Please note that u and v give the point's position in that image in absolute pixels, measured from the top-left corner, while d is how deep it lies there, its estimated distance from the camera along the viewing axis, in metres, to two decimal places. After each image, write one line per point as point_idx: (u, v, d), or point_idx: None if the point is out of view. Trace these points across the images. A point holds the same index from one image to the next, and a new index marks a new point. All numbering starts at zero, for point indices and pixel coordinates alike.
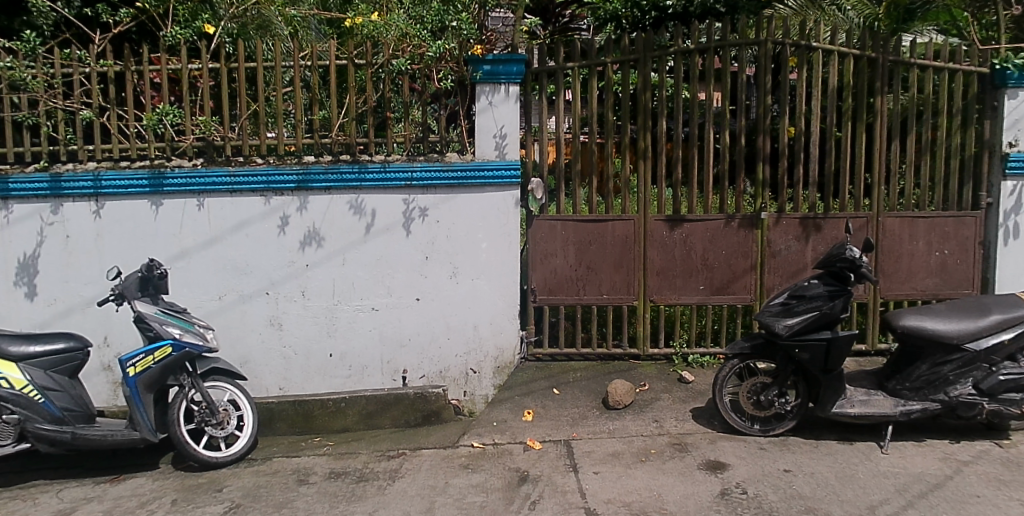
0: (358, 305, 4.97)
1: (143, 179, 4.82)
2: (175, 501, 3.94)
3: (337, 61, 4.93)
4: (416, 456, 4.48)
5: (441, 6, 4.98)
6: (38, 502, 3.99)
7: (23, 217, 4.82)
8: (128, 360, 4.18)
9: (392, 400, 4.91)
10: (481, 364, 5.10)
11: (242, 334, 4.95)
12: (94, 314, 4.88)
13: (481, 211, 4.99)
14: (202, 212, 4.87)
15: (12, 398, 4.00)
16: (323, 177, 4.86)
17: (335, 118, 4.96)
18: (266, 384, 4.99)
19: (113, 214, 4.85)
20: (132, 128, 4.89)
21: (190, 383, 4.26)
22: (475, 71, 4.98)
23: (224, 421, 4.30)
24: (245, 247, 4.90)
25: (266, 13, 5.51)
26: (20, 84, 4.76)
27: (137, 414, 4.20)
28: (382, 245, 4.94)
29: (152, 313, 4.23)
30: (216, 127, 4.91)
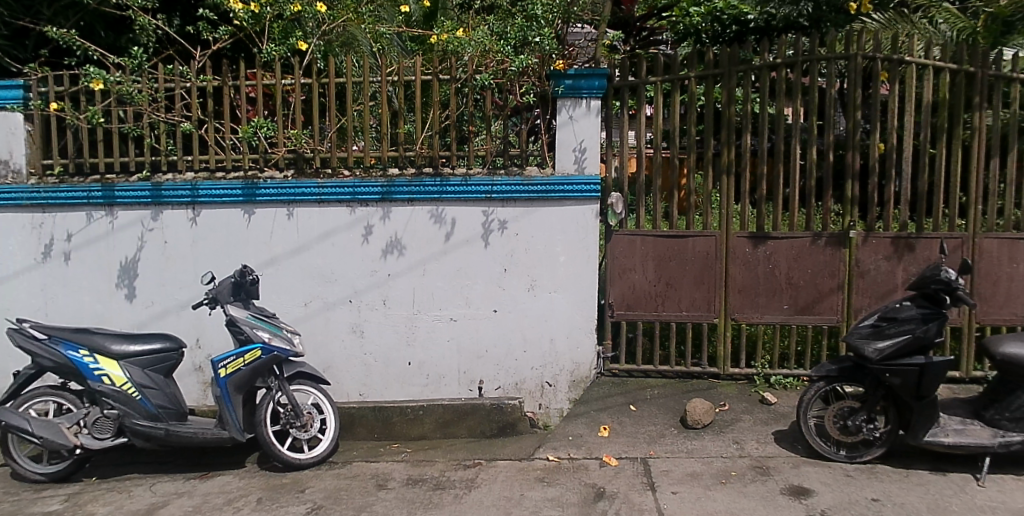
0: (437, 315, 5.04)
1: (237, 189, 5.02)
2: (260, 500, 4.06)
3: (423, 76, 5.03)
4: (491, 466, 4.50)
5: (525, 22, 5.04)
6: (133, 495, 4.17)
7: (127, 223, 5.10)
8: (220, 361, 4.35)
9: (469, 410, 4.95)
10: (557, 377, 5.08)
11: (326, 340, 5.09)
12: (188, 317, 5.10)
13: (561, 224, 4.98)
14: (291, 221, 5.04)
15: (112, 394, 4.23)
16: (407, 189, 4.97)
17: (420, 132, 5.05)
18: (347, 390, 5.11)
19: (208, 221, 5.07)
20: (228, 140, 5.12)
21: (277, 386, 4.39)
22: (557, 86, 4.95)
23: (308, 424, 4.41)
24: (331, 256, 5.04)
25: (351, 31, 5.72)
26: (127, 97, 5.04)
27: (227, 414, 4.36)
28: (462, 256, 5.00)
29: (243, 317, 4.39)
30: (307, 140, 5.08)
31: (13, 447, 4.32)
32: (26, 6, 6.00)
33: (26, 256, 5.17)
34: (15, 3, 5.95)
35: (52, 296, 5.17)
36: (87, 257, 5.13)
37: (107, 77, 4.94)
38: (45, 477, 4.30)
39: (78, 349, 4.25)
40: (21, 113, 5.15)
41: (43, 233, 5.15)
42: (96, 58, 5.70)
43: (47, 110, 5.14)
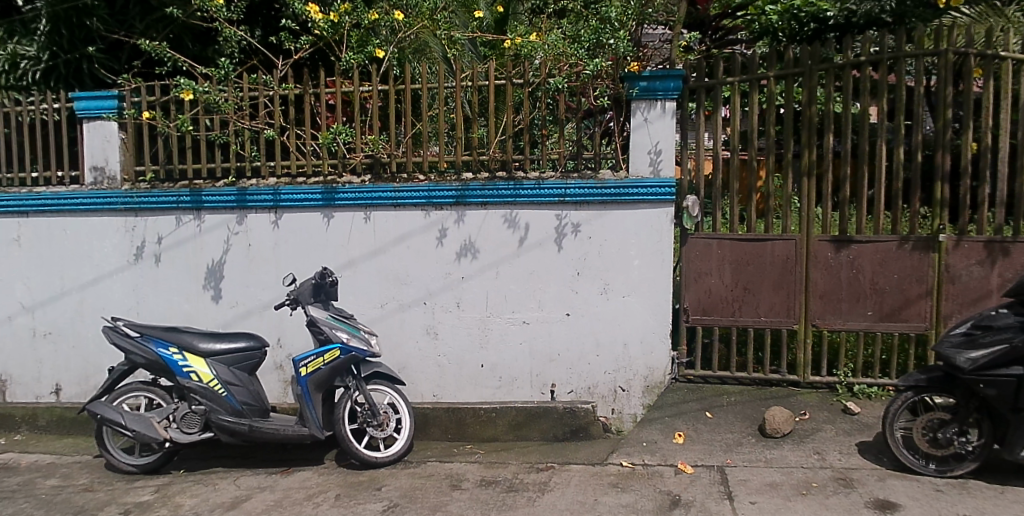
0: (510, 318, 5.06)
1: (317, 193, 5.16)
2: (338, 496, 4.14)
3: (497, 81, 5.06)
4: (564, 470, 4.48)
5: (598, 25, 5.02)
6: (219, 488, 4.32)
7: (213, 226, 5.30)
8: (301, 360, 4.48)
9: (542, 413, 4.95)
10: (631, 382, 5.02)
11: (401, 341, 5.17)
12: (270, 317, 5.26)
13: (635, 227, 4.92)
14: (368, 225, 5.14)
15: (200, 391, 4.40)
16: (480, 193, 5.00)
17: (494, 136, 5.07)
18: (421, 390, 5.18)
19: (290, 225, 5.22)
20: (309, 146, 5.26)
21: (355, 385, 4.49)
22: (632, 88, 4.90)
23: (384, 423, 4.49)
24: (407, 259, 5.12)
25: (424, 38, 5.80)
26: (214, 106, 5.24)
27: (308, 412, 4.47)
28: (535, 259, 5.01)
29: (323, 317, 4.50)
30: (384, 145, 5.16)
31: (108, 439, 4.54)
32: (120, 21, 6.34)
33: (120, 257, 5.44)
34: (110, 18, 6.29)
35: (144, 297, 5.42)
36: (176, 259, 5.36)
37: (197, 87, 5.16)
38: (137, 469, 4.50)
39: (168, 347, 4.44)
40: (115, 122, 5.41)
41: (136, 236, 5.41)
42: (185, 69, 5.93)
43: (139, 119, 5.39)
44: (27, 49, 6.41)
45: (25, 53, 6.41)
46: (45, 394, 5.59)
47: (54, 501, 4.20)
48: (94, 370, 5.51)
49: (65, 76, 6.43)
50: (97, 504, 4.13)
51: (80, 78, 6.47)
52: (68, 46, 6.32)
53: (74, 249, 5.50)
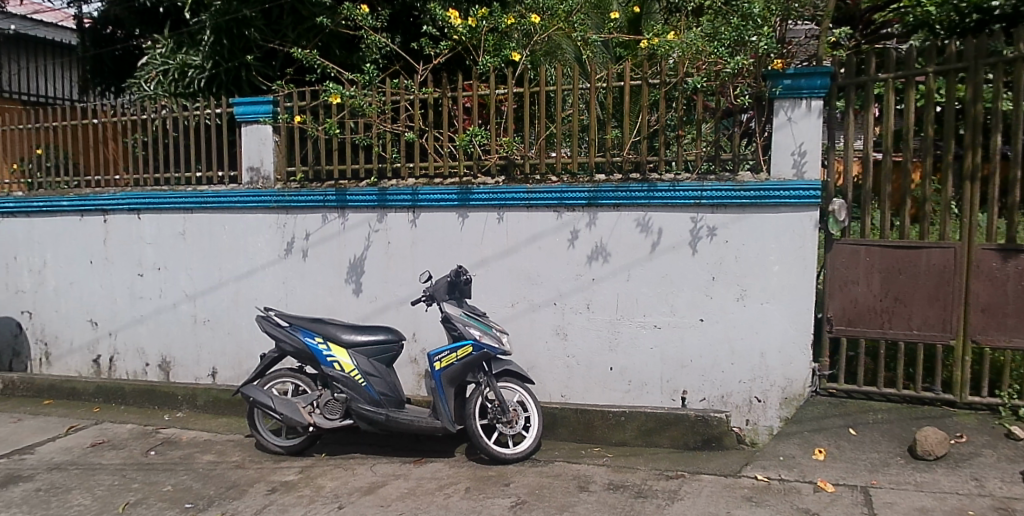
0: (640, 321, 4.99)
1: (453, 194, 5.29)
2: (468, 489, 4.22)
3: (632, 81, 4.99)
4: (695, 480, 4.36)
5: (739, 22, 4.78)
6: (356, 473, 4.51)
7: (356, 224, 5.57)
8: (436, 354, 4.61)
9: (672, 420, 4.84)
10: (767, 393, 4.83)
11: (531, 340, 5.22)
12: (406, 313, 5.45)
13: (775, 231, 4.71)
14: (501, 225, 5.23)
15: (341, 379, 4.63)
16: (614, 195, 4.96)
17: (628, 137, 5.00)
18: (549, 390, 5.22)
19: (427, 223, 5.39)
20: (446, 148, 5.38)
21: (486, 381, 4.57)
22: (775, 86, 4.71)
23: (513, 420, 4.53)
24: (538, 259, 5.16)
25: (557, 41, 5.83)
26: (359, 110, 5.46)
27: (440, 405, 4.60)
28: (668, 263, 4.91)
29: (457, 315, 4.61)
30: (518, 146, 5.21)
31: (258, 420, 4.85)
32: (275, 30, 6.77)
33: (271, 252, 5.81)
34: (266, 28, 6.72)
35: (292, 289, 5.77)
36: (321, 255, 5.67)
37: (344, 91, 5.36)
38: (283, 450, 4.78)
39: (314, 336, 4.70)
40: (270, 126, 5.77)
41: (286, 232, 5.76)
42: (333, 75, 6.24)
43: (291, 123, 5.70)
44: (194, 58, 6.93)
45: (193, 62, 6.93)
46: (203, 375, 6.04)
47: (211, 475, 4.52)
48: (246, 355, 5.90)
49: (225, 83, 6.92)
50: (248, 480, 4.41)
51: (238, 85, 6.97)
52: (228, 55, 6.80)
53: (231, 243, 5.93)
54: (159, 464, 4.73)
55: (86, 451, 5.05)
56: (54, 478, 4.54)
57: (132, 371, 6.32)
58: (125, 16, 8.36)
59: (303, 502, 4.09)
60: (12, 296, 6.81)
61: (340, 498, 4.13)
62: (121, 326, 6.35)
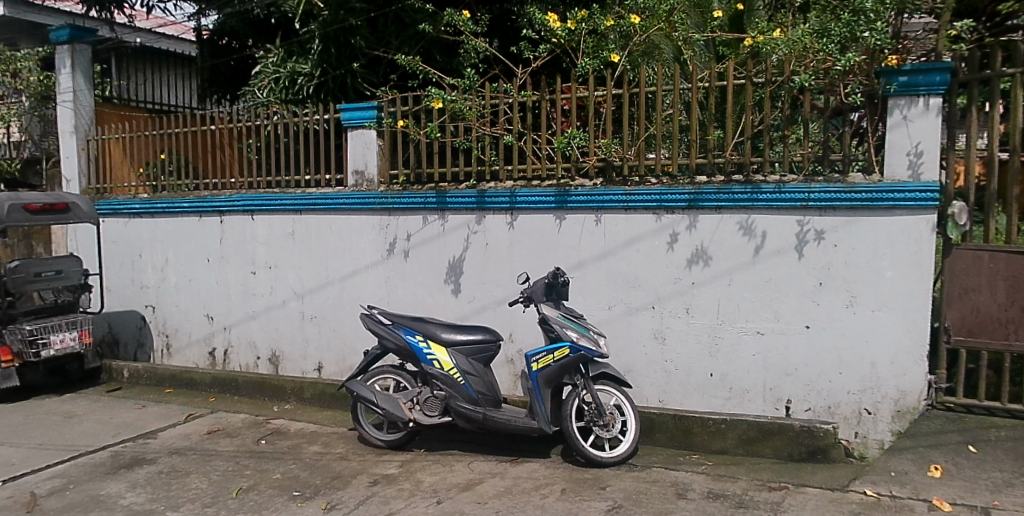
0: (742, 327, 4.86)
1: (551, 196, 5.31)
2: (564, 490, 4.22)
3: (736, 80, 4.85)
4: (800, 492, 4.20)
5: (851, 16, 4.57)
6: (454, 469, 4.59)
7: (456, 226, 5.67)
8: (533, 355, 4.63)
9: (775, 429, 4.69)
10: (878, 405, 4.60)
11: (628, 344, 5.17)
12: (503, 313, 5.51)
13: (887, 235, 4.50)
14: (599, 227, 5.21)
15: (441, 377, 4.72)
16: (715, 197, 4.85)
17: (731, 138, 4.88)
18: (647, 395, 5.16)
19: (525, 226, 5.43)
20: (544, 150, 5.36)
21: (583, 384, 4.56)
22: (889, 84, 4.51)
23: (610, 424, 4.51)
24: (637, 262, 5.11)
25: (656, 40, 5.71)
26: (459, 114, 5.53)
27: (537, 405, 4.62)
28: (772, 267, 4.76)
29: (555, 316, 4.63)
30: (616, 148, 5.18)
31: (361, 414, 5.03)
32: (379, 38, 7.02)
33: (374, 252, 6.00)
34: (371, 35, 6.96)
35: (394, 288, 5.94)
36: (422, 256, 5.81)
37: (445, 96, 5.45)
38: (385, 444, 4.92)
39: (415, 334, 4.82)
40: (374, 130, 5.94)
41: (388, 233, 5.93)
42: (434, 80, 6.39)
43: (395, 127, 5.85)
44: (304, 66, 7.19)
45: (302, 70, 7.19)
46: (310, 370, 6.29)
47: (317, 465, 4.70)
48: (350, 352, 6.11)
49: (332, 89, 7.11)
50: (352, 471, 4.56)
51: (345, 91, 7.15)
52: (336, 63, 6.97)
53: (337, 243, 6.16)
54: (270, 453, 4.95)
55: (203, 437, 5.34)
56: (175, 462, 4.83)
57: (244, 363, 6.64)
58: (239, 28, 8.88)
59: (403, 495, 4.19)
60: (137, 291, 7.29)
61: (439, 493, 4.22)
62: (235, 321, 6.69)
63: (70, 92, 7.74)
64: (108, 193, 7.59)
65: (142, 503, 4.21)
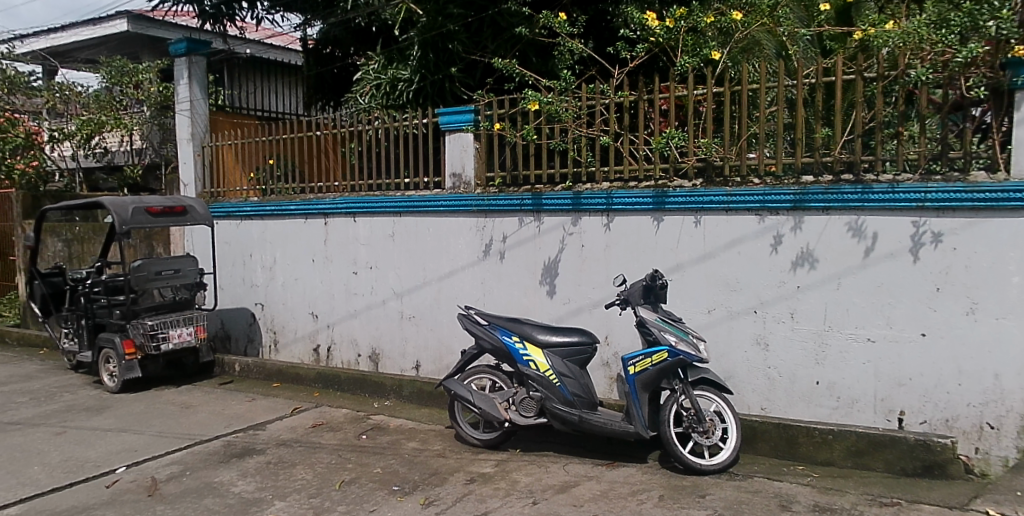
0: (851, 334, 4.65)
1: (648, 197, 5.23)
2: (661, 497, 4.15)
3: (844, 75, 4.64)
4: (914, 510, 3.98)
5: (973, 5, 4.30)
6: (550, 470, 4.59)
7: (552, 227, 5.66)
8: (630, 358, 4.58)
9: (887, 442, 4.46)
10: (1002, 420, 4.28)
11: (729, 350, 5.04)
12: (599, 315, 5.46)
13: (1014, 238, 4.19)
14: (698, 229, 5.09)
15: (536, 378, 4.73)
16: (823, 197, 4.66)
17: (839, 136, 4.66)
18: (748, 402, 5.01)
19: (622, 228, 5.37)
20: (641, 151, 5.28)
21: (682, 389, 4.46)
22: (1016, 76, 4.22)
23: (710, 430, 4.39)
24: (738, 264, 4.97)
25: (757, 36, 5.56)
26: (555, 116, 5.50)
27: (634, 410, 4.56)
28: (885, 271, 4.53)
29: (652, 319, 4.56)
30: (717, 148, 5.04)
31: (458, 413, 5.10)
32: (476, 42, 7.10)
33: (471, 253, 6.08)
34: (467, 40, 7.06)
35: (489, 289, 6.00)
36: (518, 257, 5.84)
37: (541, 98, 5.44)
38: (481, 443, 4.97)
39: (512, 335, 4.84)
40: (471, 133, 5.99)
41: (485, 235, 5.99)
42: (530, 83, 6.42)
43: (491, 130, 5.89)
44: (403, 73, 7.28)
45: (402, 76, 7.31)
46: (408, 368, 6.44)
47: (416, 461, 4.79)
48: (447, 351, 6.21)
49: (430, 94, 7.19)
50: (449, 468, 4.63)
51: (443, 96, 7.22)
52: (434, 68, 7.13)
53: (435, 245, 6.27)
54: (370, 447, 5.09)
55: (308, 430, 5.54)
56: (282, 453, 5.02)
57: (347, 360, 6.86)
58: (342, 36, 9.10)
59: (499, 494, 4.22)
60: (248, 289, 7.64)
61: (535, 494, 4.22)
62: (338, 319, 6.92)
63: (187, 101, 8.17)
64: (221, 197, 7.99)
65: (252, 491, 4.40)
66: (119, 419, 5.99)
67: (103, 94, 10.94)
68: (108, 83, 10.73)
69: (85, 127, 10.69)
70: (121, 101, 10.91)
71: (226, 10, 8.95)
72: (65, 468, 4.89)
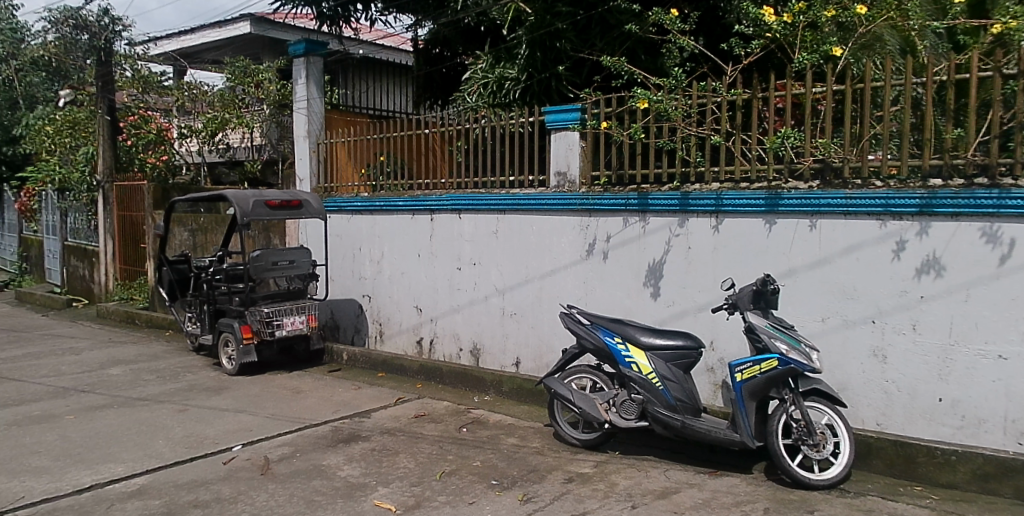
0: (980, 349, 4.33)
1: (761, 200, 5.06)
2: (767, 510, 4.00)
3: (980, 72, 4.33)
4: None
5: None
6: (650, 475, 4.51)
7: (657, 228, 5.57)
8: (738, 365, 4.46)
9: (1018, 467, 4.15)
10: None
11: (843, 361, 4.81)
12: (705, 319, 5.33)
13: None
14: (814, 233, 4.88)
15: (639, 381, 4.65)
16: (952, 202, 4.36)
17: (974, 137, 4.36)
18: (863, 416, 4.76)
19: (731, 230, 5.21)
20: (754, 151, 5.12)
21: (792, 399, 4.29)
22: None
23: (821, 444, 4.21)
24: (856, 271, 4.73)
25: (880, 32, 5.24)
26: (664, 114, 5.41)
27: (740, 418, 4.43)
28: (1021, 283, 4.19)
29: (762, 325, 4.42)
30: (836, 149, 4.81)
31: (558, 412, 5.08)
32: (584, 40, 7.08)
33: (575, 252, 6.05)
34: (576, 38, 7.04)
35: (592, 289, 5.96)
36: (621, 257, 5.77)
37: (651, 96, 5.37)
38: (580, 442, 4.94)
39: (614, 336, 4.78)
40: (578, 132, 5.97)
41: (589, 234, 5.96)
42: (639, 80, 6.36)
43: (598, 128, 5.83)
44: (511, 71, 7.35)
45: (510, 75, 7.36)
46: (508, 364, 6.47)
47: (515, 457, 4.82)
48: (547, 349, 6.21)
49: (537, 93, 7.25)
50: (547, 467, 4.62)
51: (549, 95, 7.26)
52: (541, 67, 7.15)
53: (538, 243, 6.29)
54: (471, 441, 5.15)
55: (411, 420, 5.66)
56: (385, 441, 5.15)
57: (448, 354, 6.98)
58: (451, 36, 9.24)
59: (598, 496, 4.18)
60: (356, 282, 7.89)
61: (634, 498, 4.15)
62: (441, 313, 7.05)
63: (304, 100, 8.50)
64: (333, 192, 8.28)
65: (357, 476, 4.53)
66: (236, 400, 6.31)
67: (226, 94, 11.53)
68: (231, 83, 11.33)
69: (210, 124, 11.31)
70: (242, 100, 11.47)
71: (342, 12, 9.27)
72: (187, 444, 5.19)
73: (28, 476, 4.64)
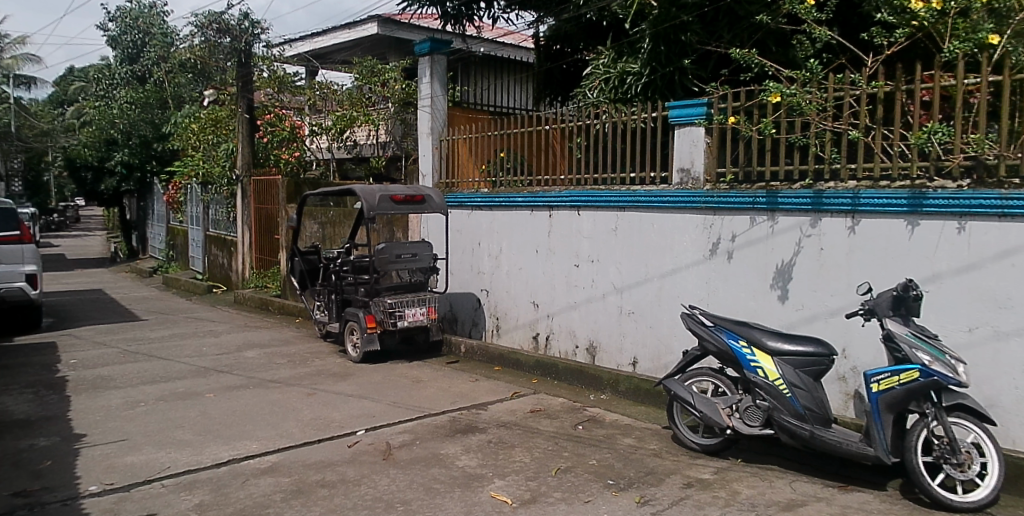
0: None
1: (903, 199, 4.73)
2: None
3: None
4: None
5: None
6: (774, 485, 4.33)
7: (787, 228, 5.33)
8: (874, 375, 4.18)
9: None
10: None
11: (993, 375, 4.43)
12: (837, 325, 5.07)
13: None
14: (961, 235, 4.52)
15: (764, 387, 4.48)
16: None
17: None
18: (1015, 436, 4.37)
19: (869, 231, 4.92)
20: (896, 147, 4.79)
21: (933, 414, 3.99)
22: None
23: (966, 464, 3.90)
24: (1012, 279, 4.33)
25: None
26: (797, 108, 5.18)
27: (875, 431, 4.17)
28: None
29: (902, 333, 4.14)
30: (990, 145, 4.43)
31: (676, 415, 4.97)
32: (711, 32, 6.88)
33: (697, 251, 5.89)
34: (702, 31, 6.84)
35: (715, 290, 5.78)
36: (747, 257, 5.57)
37: (784, 90, 5.17)
38: (699, 447, 4.81)
39: (738, 339, 4.62)
40: (703, 127, 5.78)
41: (712, 233, 5.78)
42: (770, 72, 6.14)
43: (725, 124, 5.63)
44: (632, 66, 7.21)
45: (632, 69, 7.21)
46: (625, 364, 6.40)
47: (632, 457, 4.74)
48: (666, 350, 6.08)
49: (660, 87, 7.03)
50: (666, 470, 4.52)
51: (672, 89, 7.04)
52: (665, 61, 6.92)
53: (658, 241, 6.16)
54: (587, 438, 5.11)
55: (527, 415, 5.69)
56: (502, 434, 5.20)
57: (564, 350, 6.97)
58: (573, 32, 9.19)
59: (719, 503, 4.05)
60: (475, 276, 8.02)
61: (757, 508, 3.99)
62: (558, 309, 7.04)
63: (428, 98, 8.66)
64: (454, 188, 8.44)
65: (474, 467, 4.60)
66: (360, 387, 6.55)
67: (354, 93, 11.93)
68: (359, 82, 11.76)
69: (339, 122, 11.78)
70: (369, 98, 11.87)
71: (466, 11, 9.41)
72: (315, 426, 5.43)
73: (173, 448, 4.99)
